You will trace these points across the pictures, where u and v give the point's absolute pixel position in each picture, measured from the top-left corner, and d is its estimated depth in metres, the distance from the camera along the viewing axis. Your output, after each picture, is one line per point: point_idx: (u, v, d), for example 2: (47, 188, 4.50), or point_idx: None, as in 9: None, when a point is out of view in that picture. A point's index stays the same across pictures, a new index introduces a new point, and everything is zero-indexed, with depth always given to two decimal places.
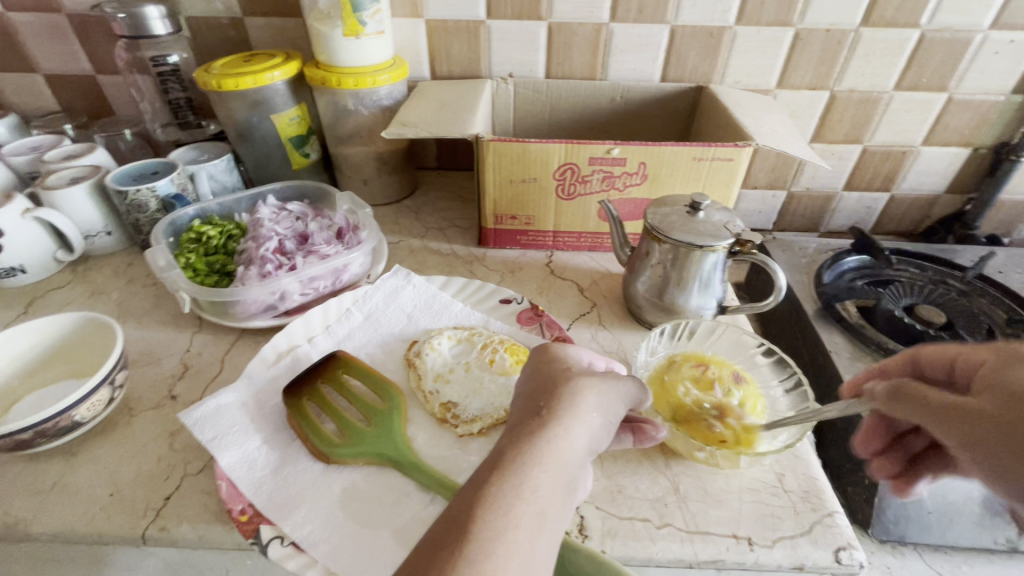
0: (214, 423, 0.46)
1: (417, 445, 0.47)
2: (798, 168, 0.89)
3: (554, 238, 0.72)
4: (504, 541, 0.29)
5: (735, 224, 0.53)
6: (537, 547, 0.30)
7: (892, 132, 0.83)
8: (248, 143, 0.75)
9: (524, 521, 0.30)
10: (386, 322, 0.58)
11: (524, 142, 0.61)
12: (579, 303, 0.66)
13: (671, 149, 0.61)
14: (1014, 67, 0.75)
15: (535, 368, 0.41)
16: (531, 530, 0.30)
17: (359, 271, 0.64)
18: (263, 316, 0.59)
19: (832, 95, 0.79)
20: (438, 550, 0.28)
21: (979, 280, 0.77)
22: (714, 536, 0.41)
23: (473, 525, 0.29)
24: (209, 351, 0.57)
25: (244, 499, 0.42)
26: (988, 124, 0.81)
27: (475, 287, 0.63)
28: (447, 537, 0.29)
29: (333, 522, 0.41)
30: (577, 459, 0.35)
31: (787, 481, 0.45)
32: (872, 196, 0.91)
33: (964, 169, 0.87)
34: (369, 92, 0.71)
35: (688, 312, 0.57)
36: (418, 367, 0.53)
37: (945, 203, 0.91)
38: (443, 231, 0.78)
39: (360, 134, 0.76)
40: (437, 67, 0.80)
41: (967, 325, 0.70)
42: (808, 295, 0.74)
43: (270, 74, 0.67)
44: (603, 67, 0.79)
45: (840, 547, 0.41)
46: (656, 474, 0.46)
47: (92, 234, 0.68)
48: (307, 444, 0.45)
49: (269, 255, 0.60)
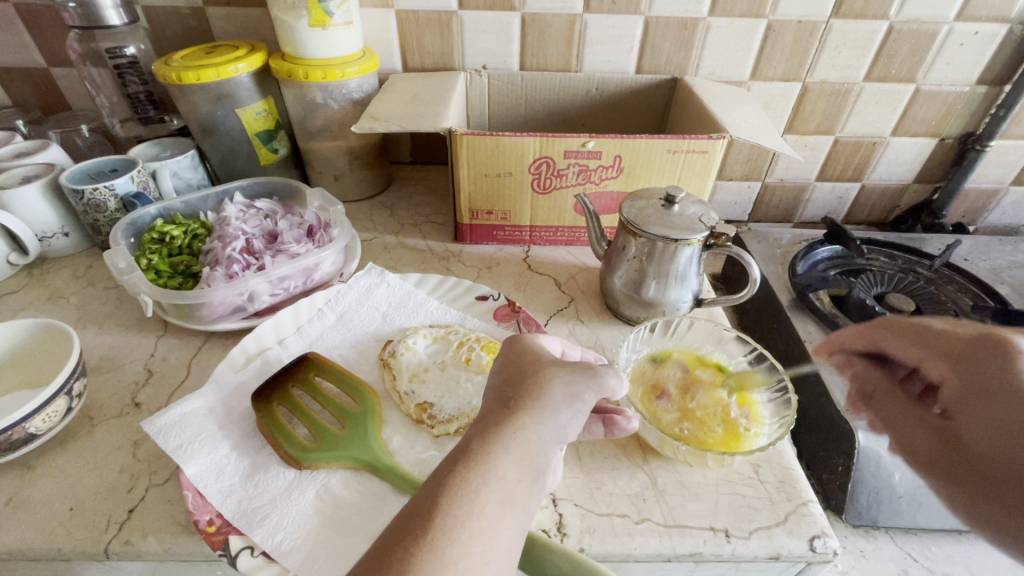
0: (179, 431, 0.44)
1: (393, 448, 0.46)
2: (771, 159, 0.90)
3: (531, 233, 0.71)
4: (468, 528, 0.29)
5: (710, 216, 0.53)
6: (502, 533, 0.30)
7: (863, 124, 0.84)
8: (213, 138, 0.72)
9: (488, 508, 0.30)
10: (359, 322, 0.57)
11: (498, 136, 0.60)
12: (556, 298, 0.65)
13: (646, 141, 0.60)
14: (979, 58, 0.77)
15: (505, 350, 0.41)
16: (496, 516, 0.30)
17: (332, 269, 0.63)
18: (231, 318, 0.57)
19: (804, 86, 0.80)
20: (400, 538, 0.28)
21: (947, 268, 0.79)
22: (692, 529, 0.42)
23: (436, 510, 0.29)
24: (175, 356, 0.55)
25: (211, 509, 0.41)
26: (954, 114, 0.83)
27: (450, 284, 0.62)
28: (410, 525, 0.29)
29: (306, 530, 0.40)
30: (543, 446, 0.34)
31: (763, 472, 0.46)
32: (844, 185, 0.93)
33: (930, 159, 0.89)
34: (339, 85, 0.69)
35: (666, 306, 0.57)
36: (393, 367, 0.51)
37: (914, 192, 0.94)
38: (419, 227, 0.77)
39: (330, 129, 0.74)
40: (409, 59, 0.79)
41: (934, 312, 0.71)
42: (782, 286, 0.75)
43: (233, 67, 0.64)
44: (577, 59, 0.78)
45: (814, 535, 0.42)
46: (634, 469, 0.45)
47: (48, 235, 0.65)
48: (278, 451, 0.44)
49: (236, 255, 0.58)
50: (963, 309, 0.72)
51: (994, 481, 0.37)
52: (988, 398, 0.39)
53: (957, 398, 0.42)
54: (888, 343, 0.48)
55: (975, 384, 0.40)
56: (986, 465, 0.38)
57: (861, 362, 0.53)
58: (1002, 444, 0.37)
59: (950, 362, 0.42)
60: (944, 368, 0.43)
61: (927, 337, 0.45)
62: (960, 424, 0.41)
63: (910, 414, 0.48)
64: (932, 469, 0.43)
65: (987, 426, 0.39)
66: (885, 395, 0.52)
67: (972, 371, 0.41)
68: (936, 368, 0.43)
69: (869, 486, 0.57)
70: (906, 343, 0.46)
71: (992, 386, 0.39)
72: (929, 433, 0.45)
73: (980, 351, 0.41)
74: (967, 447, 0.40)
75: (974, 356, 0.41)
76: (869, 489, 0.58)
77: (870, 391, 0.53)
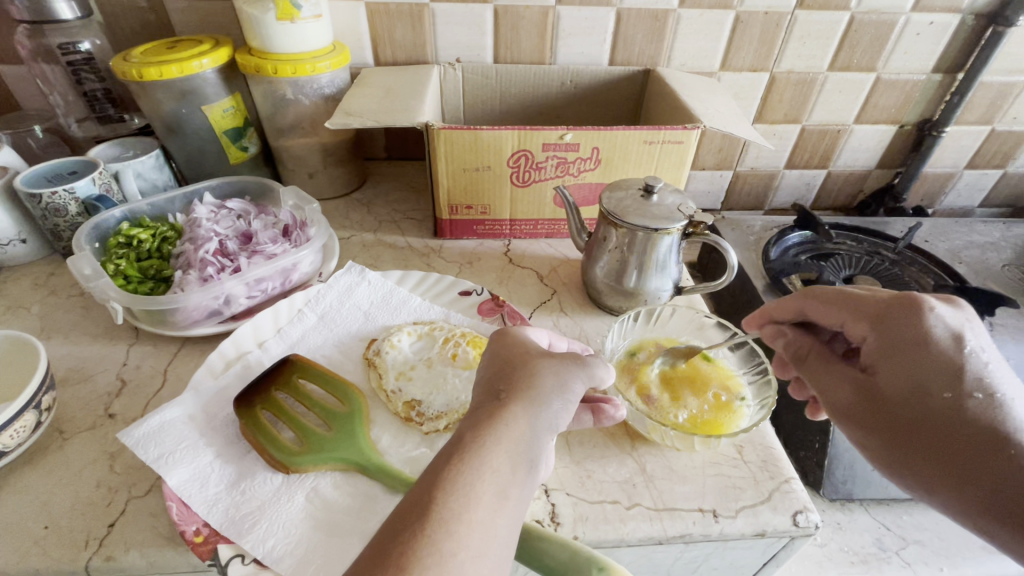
0: (159, 441, 0.43)
1: (382, 447, 0.45)
2: (742, 148, 0.92)
3: (511, 226, 0.71)
4: (466, 520, 0.29)
5: (687, 205, 0.54)
6: (498, 524, 0.30)
7: (828, 112, 0.87)
8: (178, 137, 0.69)
9: (485, 499, 0.30)
10: (341, 322, 0.56)
11: (475, 130, 0.59)
12: (539, 290, 0.65)
13: (623, 132, 0.61)
14: (934, 47, 0.80)
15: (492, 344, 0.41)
16: (492, 507, 0.30)
17: (310, 269, 0.61)
18: (207, 322, 0.55)
19: (772, 76, 0.82)
20: (397, 534, 0.28)
21: (909, 250, 0.82)
22: (681, 512, 0.43)
23: (433, 504, 0.29)
24: (149, 363, 0.53)
25: (197, 518, 0.39)
26: (912, 101, 0.86)
27: (432, 280, 0.61)
28: (407, 520, 0.29)
29: (296, 534, 0.39)
30: (536, 436, 0.34)
31: (747, 453, 0.47)
32: (811, 172, 0.96)
33: (891, 145, 0.92)
34: (310, 80, 0.68)
35: (647, 295, 0.58)
36: (378, 366, 0.51)
37: (876, 177, 0.97)
38: (397, 223, 0.76)
39: (302, 125, 0.72)
40: (381, 53, 0.77)
41: (899, 292, 0.74)
42: (756, 272, 0.77)
43: (197, 62, 0.62)
44: (551, 51, 0.78)
45: (797, 511, 0.43)
46: (623, 456, 0.46)
47: (4, 242, 0.61)
48: (264, 456, 0.43)
49: (210, 257, 0.56)
50: (925, 289, 0.76)
51: (921, 440, 0.36)
52: (903, 356, 0.37)
53: (879, 356, 0.39)
54: (814, 311, 0.44)
55: (897, 341, 0.38)
56: (908, 417, 0.37)
57: (794, 331, 0.46)
58: (910, 397, 0.37)
59: (871, 321, 0.39)
60: (866, 329, 0.39)
61: (851, 299, 0.41)
62: (884, 382, 0.38)
63: (831, 375, 0.42)
64: (856, 419, 0.39)
65: (907, 380, 0.37)
66: (819, 360, 0.43)
67: (895, 332, 0.38)
68: (857, 328, 0.40)
69: (844, 460, 0.60)
70: (831, 308, 0.42)
71: (907, 341, 0.37)
72: (853, 391, 0.40)
73: (898, 308, 0.39)
74: (885, 400, 0.38)
75: (893, 315, 0.38)
76: (844, 464, 0.60)
77: (801, 358, 0.45)
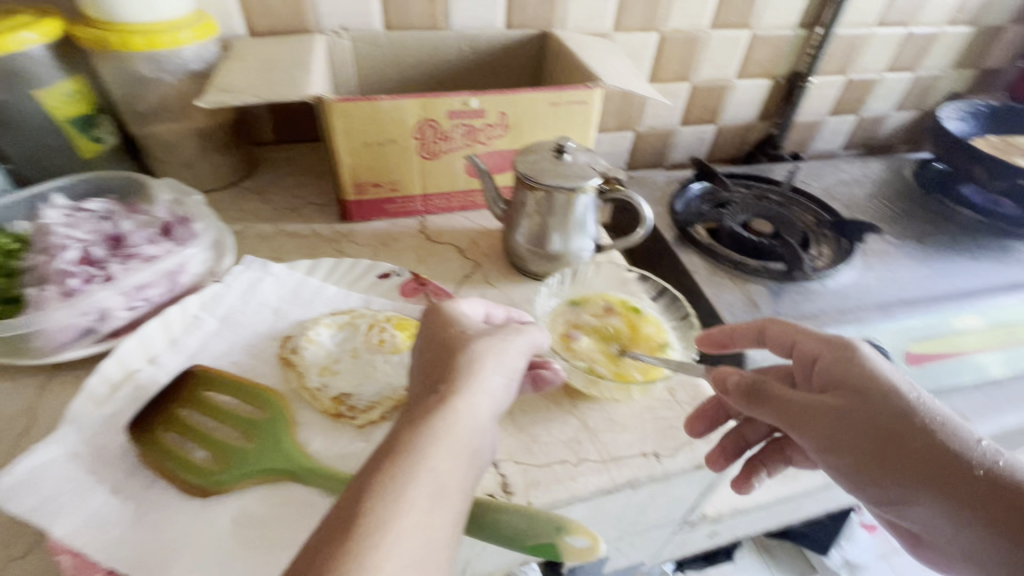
0: (36, 488, 0.36)
1: (313, 450, 0.42)
2: (640, 108, 0.96)
3: (424, 202, 0.68)
4: (398, 525, 0.27)
5: (600, 162, 0.54)
6: (438, 527, 0.28)
7: (714, 68, 0.94)
8: (9, 131, 0.58)
9: (419, 502, 0.28)
10: (248, 323, 0.51)
11: (374, 100, 0.56)
12: (461, 265, 0.63)
13: (528, 95, 0.60)
14: (795, 4, 0.90)
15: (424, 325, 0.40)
16: (428, 509, 0.28)
17: (201, 269, 0.54)
18: (79, 344, 0.47)
19: (661, 35, 0.86)
20: (320, 550, 0.26)
21: (793, 192, 0.90)
22: (626, 459, 0.44)
23: (360, 513, 0.27)
24: (7, 403, 0.44)
25: (99, 568, 0.34)
26: (782, 55, 0.96)
27: (347, 266, 0.57)
28: (331, 534, 0.26)
29: (224, 561, 0.35)
30: (476, 426, 0.33)
31: (679, 394, 0.49)
32: (703, 127, 1.03)
33: (768, 96, 1.02)
34: (171, 54, 0.59)
35: (570, 256, 0.58)
36: (298, 365, 0.46)
37: (758, 129, 1.08)
38: (297, 210, 0.69)
39: (170, 107, 0.64)
40: (255, 23, 0.70)
41: (788, 230, 0.81)
42: (665, 225, 0.80)
43: (17, 36, 0.52)
44: (444, 16, 0.75)
45: (728, 439, 0.46)
46: (565, 416, 0.47)
47: None
48: (176, 482, 0.38)
49: (72, 268, 0.47)
50: (809, 226, 0.83)
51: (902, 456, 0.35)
52: (862, 366, 0.39)
53: (839, 368, 0.39)
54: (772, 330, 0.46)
55: (853, 354, 0.40)
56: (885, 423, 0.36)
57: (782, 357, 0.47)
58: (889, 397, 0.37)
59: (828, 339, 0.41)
60: (824, 345, 0.41)
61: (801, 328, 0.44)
62: (854, 392, 0.38)
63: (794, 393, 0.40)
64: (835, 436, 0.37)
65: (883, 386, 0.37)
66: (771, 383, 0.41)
67: (848, 349, 0.40)
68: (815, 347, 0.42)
69: None
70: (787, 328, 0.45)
71: (856, 355, 0.40)
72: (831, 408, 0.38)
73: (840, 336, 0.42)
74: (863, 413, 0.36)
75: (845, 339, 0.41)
76: None
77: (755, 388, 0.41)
